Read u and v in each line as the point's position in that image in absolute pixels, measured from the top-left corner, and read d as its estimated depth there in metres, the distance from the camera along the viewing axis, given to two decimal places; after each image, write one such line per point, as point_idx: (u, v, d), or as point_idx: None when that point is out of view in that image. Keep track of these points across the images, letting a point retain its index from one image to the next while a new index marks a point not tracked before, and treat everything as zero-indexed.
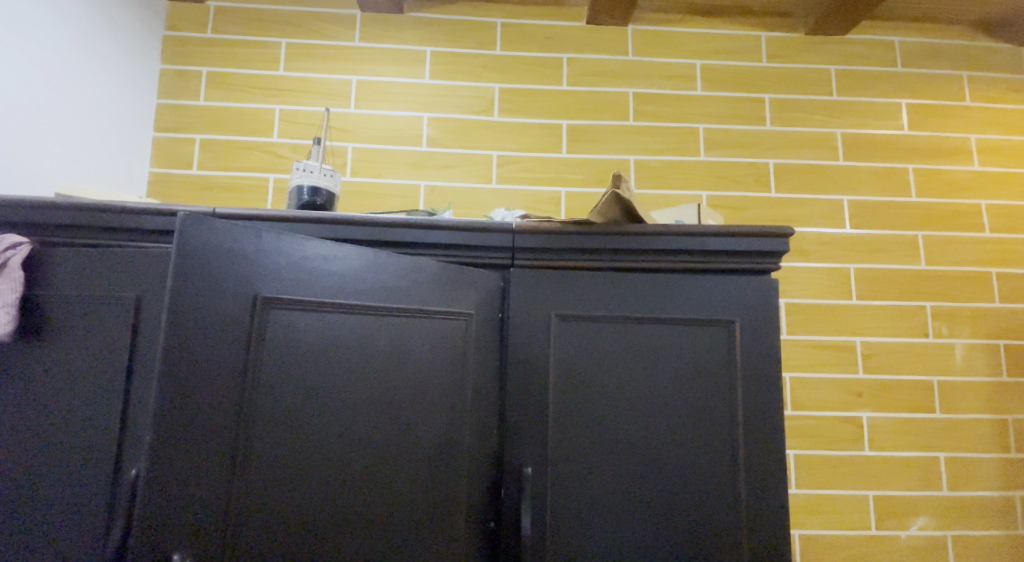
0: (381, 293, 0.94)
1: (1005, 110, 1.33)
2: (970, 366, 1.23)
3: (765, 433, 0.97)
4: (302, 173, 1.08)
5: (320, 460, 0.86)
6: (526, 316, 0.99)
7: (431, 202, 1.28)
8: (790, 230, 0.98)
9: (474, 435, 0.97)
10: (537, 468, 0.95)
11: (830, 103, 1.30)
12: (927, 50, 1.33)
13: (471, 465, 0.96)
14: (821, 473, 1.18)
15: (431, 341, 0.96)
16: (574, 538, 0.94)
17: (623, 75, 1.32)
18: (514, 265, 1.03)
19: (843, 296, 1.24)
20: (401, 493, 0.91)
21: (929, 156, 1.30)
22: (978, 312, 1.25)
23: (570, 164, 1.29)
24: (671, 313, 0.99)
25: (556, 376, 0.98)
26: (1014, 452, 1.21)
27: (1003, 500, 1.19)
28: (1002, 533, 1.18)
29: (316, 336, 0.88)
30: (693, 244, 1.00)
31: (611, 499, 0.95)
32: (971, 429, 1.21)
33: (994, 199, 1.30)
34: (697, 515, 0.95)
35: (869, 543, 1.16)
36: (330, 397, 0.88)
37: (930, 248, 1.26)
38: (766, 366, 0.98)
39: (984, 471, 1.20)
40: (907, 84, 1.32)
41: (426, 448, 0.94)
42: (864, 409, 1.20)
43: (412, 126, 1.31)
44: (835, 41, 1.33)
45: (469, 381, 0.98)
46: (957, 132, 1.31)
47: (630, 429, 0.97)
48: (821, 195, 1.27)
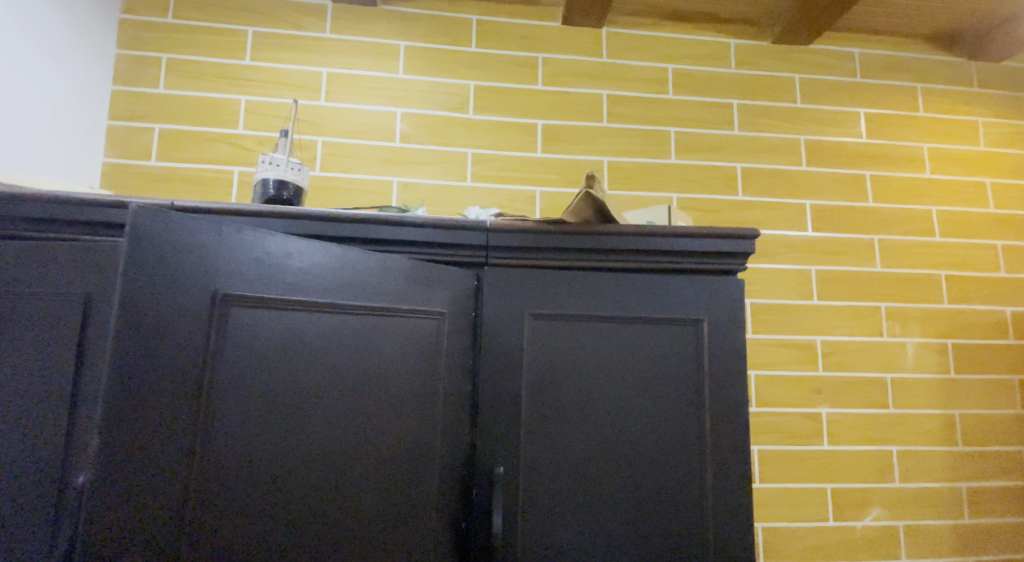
0: (351, 291, 0.93)
1: (956, 121, 1.38)
2: (922, 364, 1.27)
3: (732, 430, 1.00)
4: (269, 167, 1.07)
5: (285, 462, 0.85)
6: (500, 314, 1.00)
7: (403, 198, 1.27)
8: (756, 231, 1.02)
9: (445, 434, 0.97)
10: (508, 467, 0.96)
11: (795, 110, 1.34)
12: (886, 61, 1.37)
13: (442, 464, 0.96)
14: (782, 468, 1.20)
15: (401, 340, 0.95)
16: (546, 537, 0.95)
17: (597, 77, 1.32)
18: (487, 264, 1.03)
19: (805, 297, 1.26)
20: (370, 494, 0.90)
21: (886, 163, 1.34)
22: (929, 312, 1.29)
23: (544, 164, 1.30)
24: (642, 313, 1.02)
25: (528, 373, 0.99)
26: (962, 445, 1.25)
27: (950, 492, 1.23)
28: (951, 524, 1.22)
29: (281, 335, 0.87)
30: (665, 245, 1.03)
31: (583, 495, 0.96)
32: (922, 425, 1.24)
33: (945, 205, 1.34)
34: (665, 511, 0.97)
35: (826, 533, 1.19)
36: (299, 397, 0.87)
37: (886, 251, 1.30)
38: (733, 364, 1.01)
39: (934, 465, 1.23)
40: (866, 93, 1.36)
41: (396, 449, 0.93)
42: (824, 406, 1.23)
43: (384, 122, 1.29)
44: (801, 50, 1.36)
45: (441, 379, 0.98)
46: (912, 140, 1.35)
47: (602, 427, 0.98)
48: (786, 198, 1.30)
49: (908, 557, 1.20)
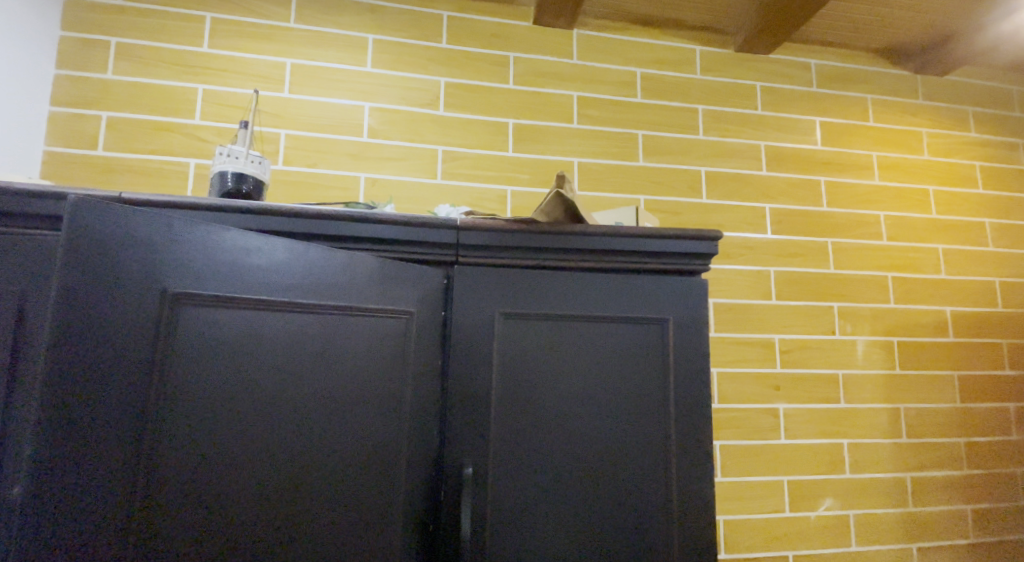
0: (313, 289, 0.91)
1: (904, 131, 1.45)
2: (870, 361, 1.33)
3: (696, 427, 1.02)
4: (227, 159, 1.04)
5: (239, 462, 0.84)
6: (470, 314, 1.00)
7: (371, 195, 1.24)
8: (720, 233, 1.05)
9: (413, 434, 0.96)
10: (477, 467, 0.96)
11: (756, 117, 1.38)
12: (840, 73, 1.43)
13: (409, 466, 0.95)
14: (742, 462, 1.24)
15: (367, 339, 0.94)
16: (516, 535, 0.96)
17: (567, 78, 1.33)
18: (458, 264, 1.03)
19: (764, 297, 1.31)
20: (332, 496, 0.89)
21: (838, 170, 1.40)
22: (878, 312, 1.36)
23: (514, 163, 1.30)
24: (610, 312, 1.03)
25: (498, 373, 0.99)
26: (906, 437, 1.32)
27: (895, 481, 1.30)
28: (896, 512, 1.29)
29: (237, 334, 0.85)
30: (633, 246, 1.05)
31: (553, 492, 0.98)
32: (870, 418, 1.31)
33: (892, 211, 1.41)
34: (633, 507, 0.99)
35: (782, 524, 1.24)
36: (258, 397, 0.86)
37: (839, 254, 1.36)
38: (698, 363, 1.04)
39: (880, 456, 1.30)
40: (822, 103, 1.41)
41: (360, 450, 0.92)
42: (781, 402, 1.28)
43: (352, 116, 1.26)
44: (762, 59, 1.41)
45: (408, 380, 0.96)
46: (863, 149, 1.42)
47: (570, 425, 1.00)
48: (746, 202, 1.34)
49: (857, 544, 1.26)
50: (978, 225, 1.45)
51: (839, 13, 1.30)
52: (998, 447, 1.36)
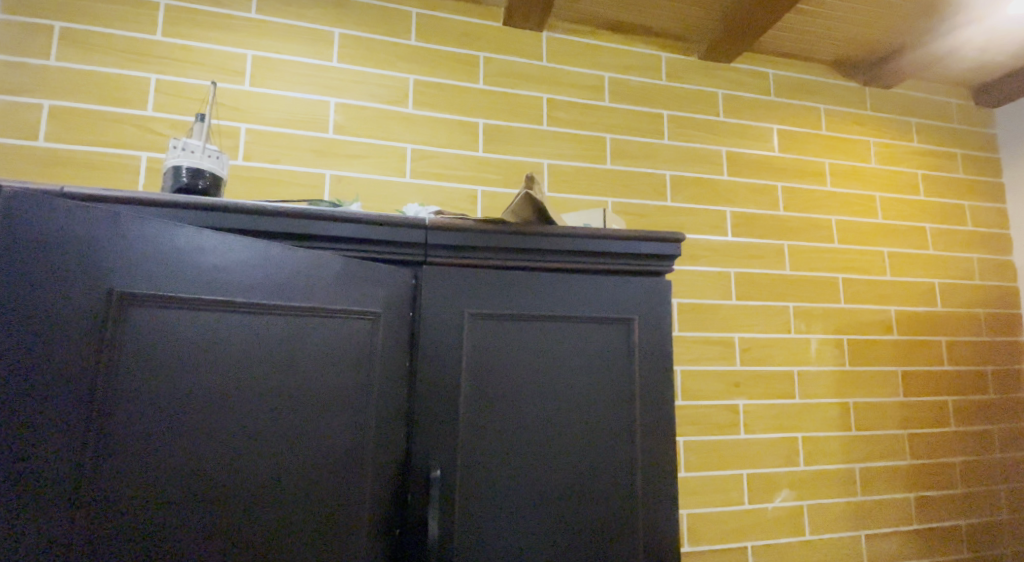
0: (275, 289, 0.89)
1: (853, 140, 1.52)
2: (823, 358, 1.40)
3: (659, 423, 1.05)
4: (182, 153, 1.00)
5: (192, 467, 0.81)
6: (438, 313, 0.99)
7: (337, 192, 1.22)
8: (682, 235, 1.08)
9: (379, 437, 0.95)
10: (446, 467, 0.96)
11: (718, 123, 1.42)
12: (794, 82, 1.49)
13: (375, 469, 0.94)
14: (704, 457, 1.28)
15: (331, 340, 0.93)
16: (486, 534, 0.96)
17: (536, 80, 1.34)
18: (426, 264, 1.02)
19: (725, 297, 1.36)
20: (293, 500, 0.87)
21: (793, 175, 1.46)
22: (829, 311, 1.43)
23: (484, 163, 1.30)
24: (577, 312, 1.05)
25: (467, 373, 0.99)
26: (855, 430, 1.39)
27: (845, 471, 1.37)
28: (846, 501, 1.36)
29: (191, 335, 0.83)
30: (601, 246, 1.06)
31: (523, 491, 0.98)
32: (822, 412, 1.38)
33: (842, 215, 1.48)
34: (600, 506, 1.01)
35: (742, 516, 1.28)
36: (213, 399, 0.84)
37: (794, 256, 1.42)
38: (661, 361, 1.06)
39: (832, 448, 1.37)
40: (778, 111, 1.47)
41: (323, 452, 0.90)
42: (741, 398, 1.32)
43: (317, 112, 1.23)
44: (723, 67, 1.45)
45: (374, 381, 0.95)
46: (816, 156, 1.49)
47: (539, 424, 1.01)
48: (708, 205, 1.39)
49: (811, 533, 1.32)
50: (920, 229, 1.54)
51: (795, 25, 1.35)
52: (938, 438, 1.45)
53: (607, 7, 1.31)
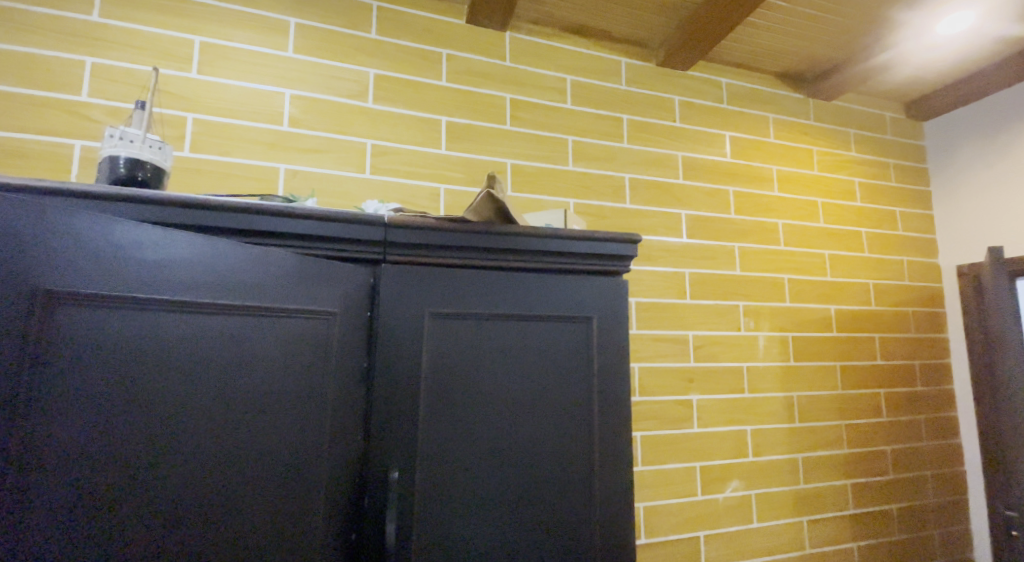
0: (225, 288, 0.86)
1: (798, 148, 1.61)
2: (770, 354, 1.47)
3: (617, 420, 1.07)
4: (120, 143, 0.93)
5: (130, 471, 0.78)
6: (397, 313, 0.98)
7: (293, 187, 1.18)
8: (639, 236, 1.11)
9: (335, 437, 0.93)
10: (404, 469, 0.95)
11: (674, 128, 1.47)
12: (744, 91, 1.56)
13: (330, 469, 0.92)
14: (660, 451, 1.32)
15: (283, 340, 0.90)
16: (446, 535, 0.96)
17: (499, 79, 1.34)
18: (385, 262, 1.01)
19: (680, 297, 1.40)
20: (241, 503, 0.85)
21: (743, 180, 1.52)
22: (776, 310, 1.50)
23: (447, 161, 1.28)
24: (538, 311, 1.06)
25: (427, 373, 0.98)
26: (798, 422, 1.47)
27: (790, 461, 1.44)
28: (790, 489, 1.43)
29: (130, 335, 0.79)
30: (561, 247, 1.07)
31: (485, 491, 0.99)
32: (769, 405, 1.45)
33: (788, 219, 1.56)
34: (559, 505, 1.02)
35: (695, 507, 1.33)
36: (154, 402, 0.80)
37: (744, 257, 1.49)
38: (619, 360, 1.09)
39: (778, 440, 1.44)
40: (730, 118, 1.53)
41: (275, 457, 0.88)
42: (695, 393, 1.37)
43: (271, 103, 1.19)
44: (679, 74, 1.49)
45: (329, 381, 0.93)
46: (764, 162, 1.56)
47: (501, 424, 1.01)
48: (665, 208, 1.43)
49: (759, 521, 1.39)
50: (856, 233, 1.64)
51: (746, 37, 1.41)
52: (872, 428, 1.55)
53: (569, 10, 1.33)
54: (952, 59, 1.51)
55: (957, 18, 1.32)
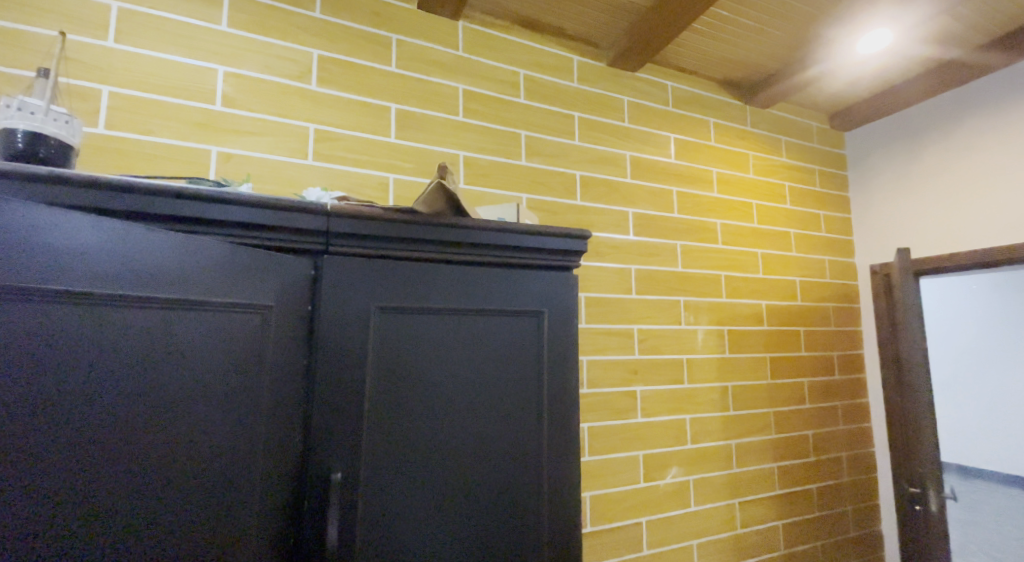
0: (142, 279, 0.80)
1: (735, 152, 1.68)
2: (707, 346, 1.54)
3: (563, 415, 1.07)
4: (19, 114, 0.82)
5: (30, 472, 0.72)
6: (340, 307, 0.93)
7: (225, 171, 1.10)
8: (586, 232, 1.11)
9: (269, 434, 0.88)
10: (347, 469, 0.91)
11: (622, 128, 1.50)
12: (687, 95, 1.61)
13: (264, 468, 0.87)
14: (606, 441, 1.35)
15: (209, 332, 0.85)
16: (391, 534, 0.93)
17: (451, 69, 1.31)
18: (326, 253, 0.96)
19: (626, 292, 1.44)
20: (162, 504, 0.79)
21: (686, 181, 1.58)
22: (712, 305, 1.57)
23: (397, 151, 1.24)
24: (489, 305, 1.04)
25: (371, 368, 0.95)
26: (732, 410, 1.55)
27: (723, 447, 1.52)
28: (723, 473, 1.51)
29: (30, 325, 0.73)
30: (510, 240, 1.06)
31: (433, 488, 0.96)
32: (706, 395, 1.52)
33: (724, 219, 1.63)
34: (507, 500, 1.01)
35: (638, 494, 1.38)
36: (59, 398, 0.74)
37: (685, 254, 1.54)
38: (567, 355, 1.09)
39: (713, 427, 1.51)
40: (673, 121, 1.58)
41: (201, 461, 0.82)
42: (639, 384, 1.42)
43: (202, 80, 1.10)
44: (628, 75, 1.52)
45: (262, 376, 0.88)
46: (705, 164, 1.62)
47: (450, 419, 0.99)
48: (613, 205, 1.45)
49: (695, 504, 1.45)
50: (784, 234, 1.75)
51: (687, 43, 1.47)
52: (796, 414, 1.67)
53: (523, 4, 1.32)
54: (865, 75, 1.65)
55: (875, 38, 1.43)
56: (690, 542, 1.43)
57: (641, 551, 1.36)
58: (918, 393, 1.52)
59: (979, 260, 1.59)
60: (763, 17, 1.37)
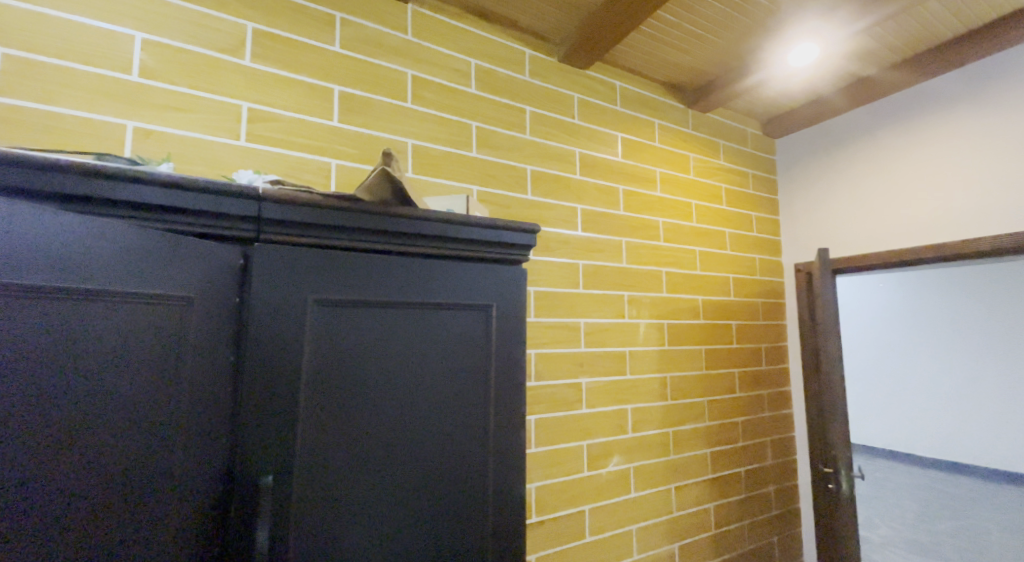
0: (31, 262, 0.71)
1: (676, 153, 1.73)
2: (648, 339, 1.58)
3: (510, 414, 1.02)
4: None
5: None
6: (271, 298, 0.87)
7: (141, 148, 1.01)
8: (536, 227, 1.07)
9: (188, 434, 0.80)
10: (279, 470, 0.85)
11: (571, 124, 1.50)
12: (634, 96, 1.65)
13: (181, 470, 0.80)
14: (551, 432, 1.36)
15: (115, 323, 0.76)
16: (327, 540, 0.87)
17: (400, 53, 1.26)
18: (257, 241, 0.89)
19: (573, 286, 1.45)
20: (54, 512, 0.71)
21: (631, 179, 1.61)
22: (654, 300, 1.61)
23: (340, 135, 1.18)
24: (435, 298, 0.98)
25: (308, 363, 0.88)
26: (670, 399, 1.60)
27: (661, 435, 1.57)
28: (660, 460, 1.56)
29: None
30: (456, 233, 1.01)
31: (374, 491, 0.90)
32: (647, 386, 1.56)
33: (666, 218, 1.68)
34: (451, 501, 0.96)
35: (581, 482, 1.40)
36: None
37: (630, 250, 1.58)
38: (515, 353, 1.04)
39: (653, 416, 1.56)
40: (620, 119, 1.61)
41: (114, 467, 0.75)
42: (584, 376, 1.43)
43: (116, 48, 1.02)
44: (579, 72, 1.53)
45: (180, 372, 0.80)
46: (650, 164, 1.66)
47: (392, 418, 0.93)
48: (562, 201, 1.46)
49: (635, 490, 1.49)
50: (720, 232, 1.83)
51: (629, 44, 1.50)
52: (729, 403, 1.75)
53: None
54: (789, 86, 1.75)
55: (802, 50, 1.51)
56: (628, 528, 1.47)
57: (581, 538, 1.38)
58: (833, 382, 1.64)
59: (887, 260, 1.75)
60: (699, 24, 1.42)
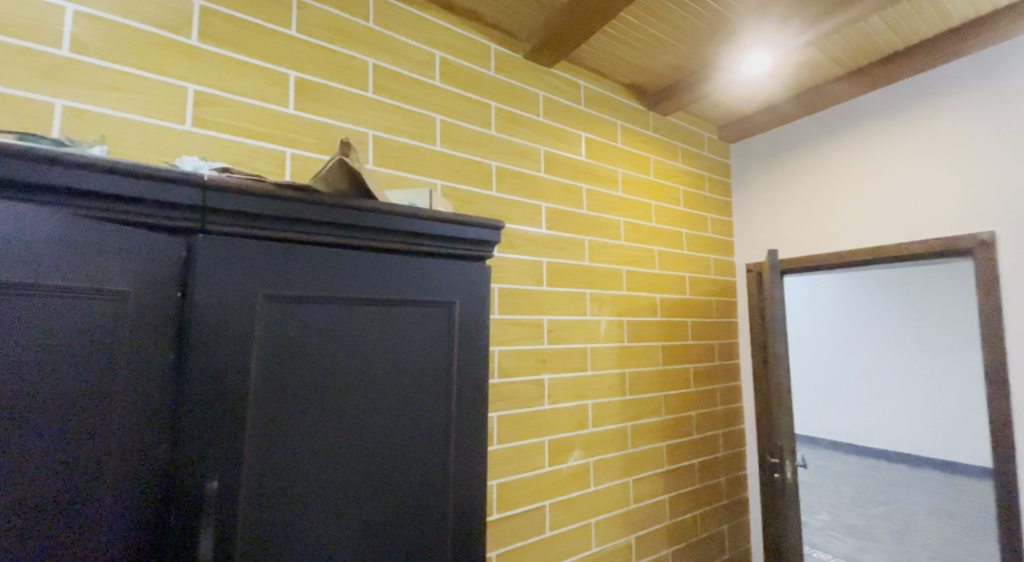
0: None
1: (636, 154, 1.76)
2: (609, 335, 1.59)
3: (472, 416, 0.98)
4: None
5: None
6: (216, 293, 0.80)
7: (71, 129, 0.94)
8: (501, 223, 1.02)
9: (121, 439, 0.74)
10: (226, 477, 0.79)
11: (535, 122, 1.49)
12: (597, 96, 1.66)
13: (112, 478, 0.74)
14: (513, 428, 1.35)
15: (36, 317, 0.70)
16: (276, 549, 0.81)
17: (361, 41, 1.22)
18: (202, 232, 0.81)
19: (537, 284, 1.44)
20: None
21: (593, 178, 1.62)
22: (615, 297, 1.63)
23: (295, 123, 1.13)
24: (395, 295, 0.93)
25: (255, 363, 0.82)
26: (628, 393, 1.62)
27: (620, 430, 1.58)
28: (619, 454, 1.57)
29: None
30: (417, 227, 0.95)
31: (328, 497, 0.85)
32: (607, 381, 1.57)
33: (627, 218, 1.70)
34: (411, 507, 0.91)
35: (542, 478, 1.39)
36: None
37: (592, 248, 1.58)
38: (478, 352, 0.99)
39: (613, 410, 1.57)
40: (583, 119, 1.61)
41: (28, 473, 0.69)
42: (546, 373, 1.43)
43: (45, 19, 0.94)
44: (545, 70, 1.53)
45: (112, 373, 0.74)
46: (611, 164, 1.68)
47: (347, 420, 0.87)
48: (526, 198, 1.45)
49: (594, 485, 1.50)
50: (678, 232, 1.87)
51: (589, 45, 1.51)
52: (685, 398, 1.79)
53: None
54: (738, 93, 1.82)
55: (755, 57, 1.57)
56: (587, 522, 1.47)
57: (542, 533, 1.38)
58: (778, 376, 1.71)
59: (831, 259, 1.85)
60: (657, 28, 1.45)
